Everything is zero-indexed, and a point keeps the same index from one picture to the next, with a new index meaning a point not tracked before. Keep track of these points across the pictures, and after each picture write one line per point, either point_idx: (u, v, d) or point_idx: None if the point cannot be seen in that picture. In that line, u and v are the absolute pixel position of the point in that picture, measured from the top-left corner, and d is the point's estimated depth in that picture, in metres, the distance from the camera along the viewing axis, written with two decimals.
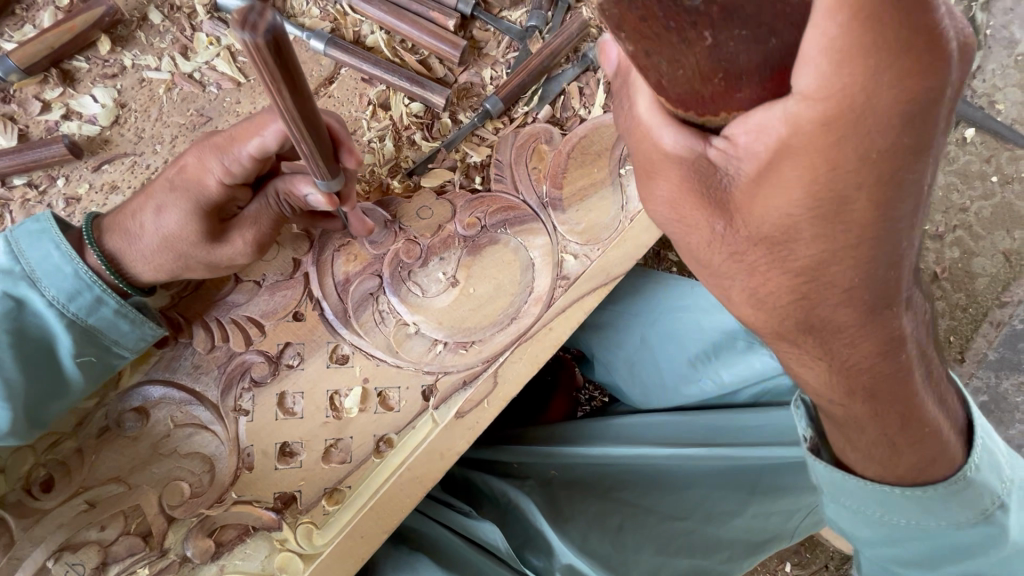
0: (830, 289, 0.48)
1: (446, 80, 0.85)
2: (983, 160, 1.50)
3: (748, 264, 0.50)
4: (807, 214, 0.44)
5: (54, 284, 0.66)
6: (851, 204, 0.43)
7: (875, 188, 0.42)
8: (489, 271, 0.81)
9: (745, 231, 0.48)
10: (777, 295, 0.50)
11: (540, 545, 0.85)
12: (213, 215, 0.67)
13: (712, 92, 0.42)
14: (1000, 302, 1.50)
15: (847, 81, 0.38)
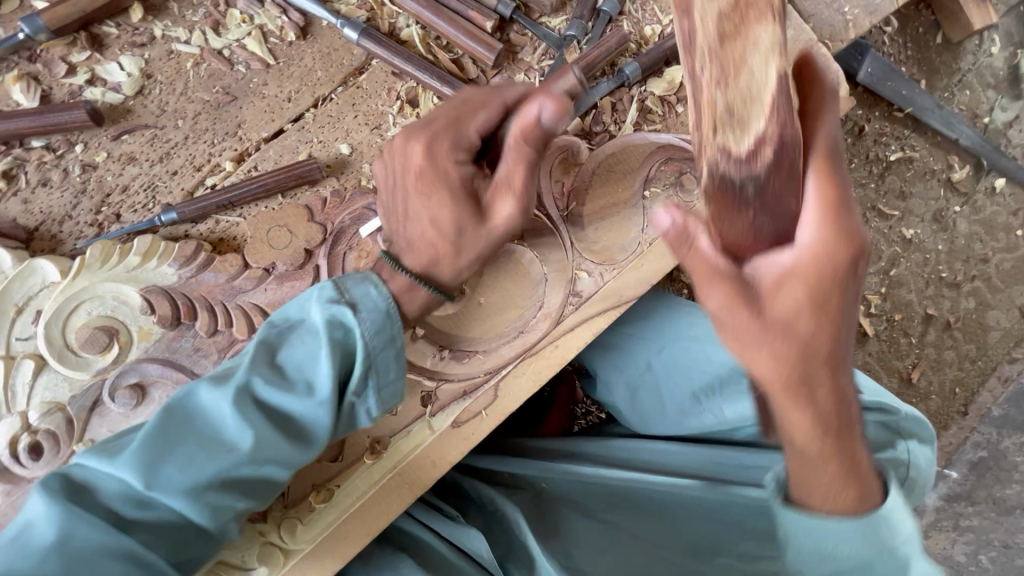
0: (815, 380, 0.57)
1: (477, 81, 0.84)
2: (1010, 213, 1.47)
3: (771, 335, 0.55)
4: (807, 382, 0.57)
5: (370, 315, 0.65)
6: (816, 387, 0.57)
7: (805, 358, 0.56)
8: (501, 282, 0.79)
9: (770, 315, 0.55)
10: (798, 434, 0.60)
11: (522, 557, 0.84)
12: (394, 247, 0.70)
13: (747, 242, 0.57)
14: (1010, 357, 1.48)
15: (829, 251, 0.54)
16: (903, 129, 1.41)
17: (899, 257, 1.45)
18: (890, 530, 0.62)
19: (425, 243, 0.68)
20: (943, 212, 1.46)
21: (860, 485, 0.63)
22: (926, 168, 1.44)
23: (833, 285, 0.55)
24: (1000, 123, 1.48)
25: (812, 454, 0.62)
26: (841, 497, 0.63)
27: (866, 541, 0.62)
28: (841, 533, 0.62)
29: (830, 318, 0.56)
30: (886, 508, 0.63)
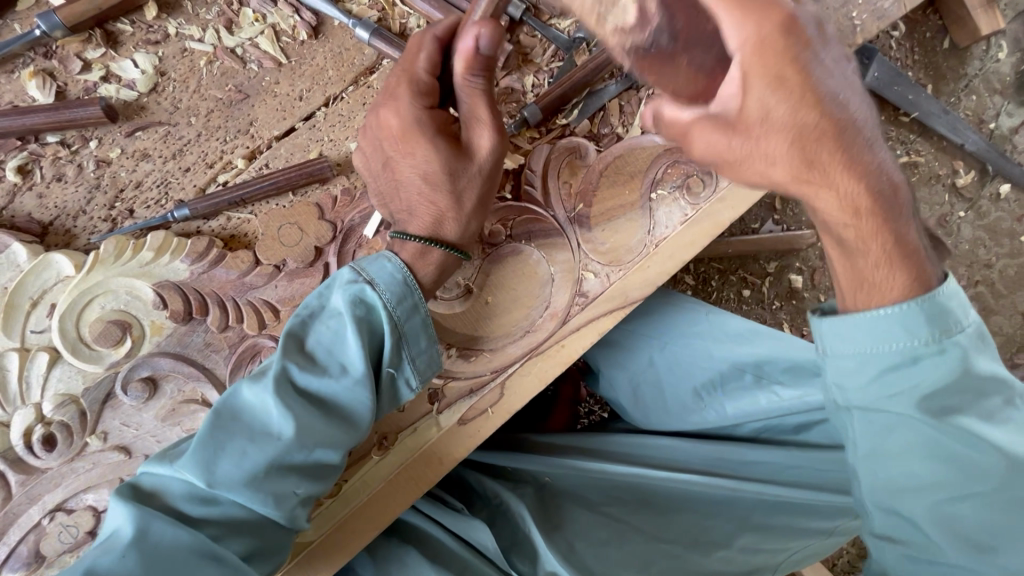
0: (823, 140, 0.55)
1: None
2: (1015, 219, 1.47)
3: (749, 152, 0.57)
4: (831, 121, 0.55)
5: (388, 286, 0.66)
6: (815, 125, 0.55)
7: (799, 87, 0.53)
8: (509, 282, 0.80)
9: (738, 113, 0.54)
10: (818, 132, 0.55)
11: (526, 551, 0.85)
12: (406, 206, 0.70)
13: (699, 91, 0.58)
14: (1011, 363, 1.49)
15: (764, 34, 0.52)
16: (908, 133, 1.42)
17: None
18: (947, 315, 0.57)
19: (425, 200, 0.69)
20: (947, 217, 1.46)
21: (914, 274, 0.59)
22: (931, 173, 1.44)
23: (826, 134, 0.55)
24: (1006, 128, 1.48)
25: (850, 245, 0.61)
26: (882, 292, 0.59)
27: (921, 326, 0.57)
28: (882, 327, 0.58)
29: (841, 179, 0.57)
30: (945, 289, 0.58)
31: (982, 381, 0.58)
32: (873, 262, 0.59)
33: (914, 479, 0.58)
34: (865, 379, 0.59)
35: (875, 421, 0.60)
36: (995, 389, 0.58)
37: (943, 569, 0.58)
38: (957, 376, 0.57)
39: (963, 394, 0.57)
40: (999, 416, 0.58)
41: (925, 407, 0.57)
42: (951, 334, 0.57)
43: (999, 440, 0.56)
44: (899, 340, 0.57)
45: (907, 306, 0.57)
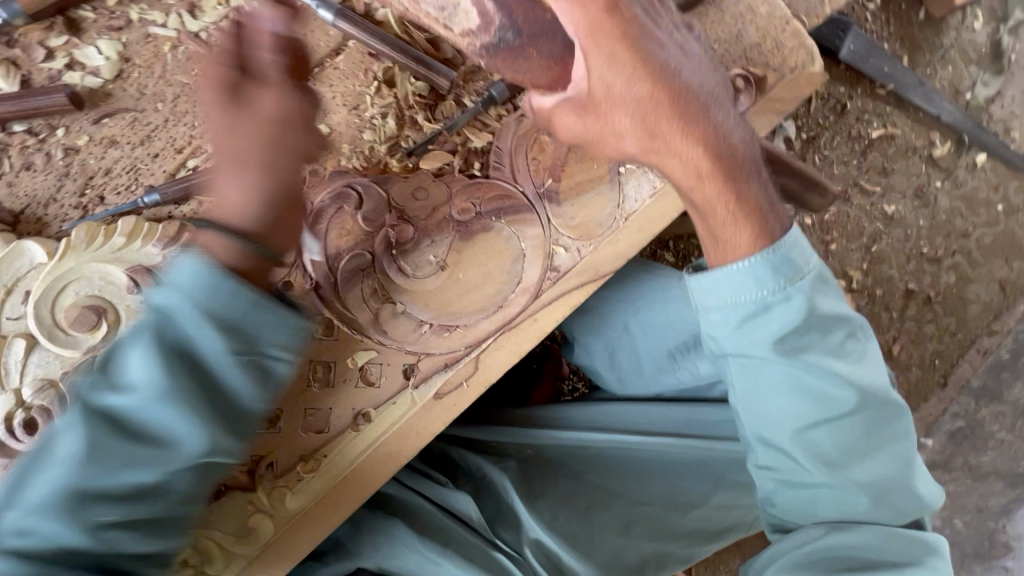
0: (661, 106, 0.66)
1: (453, 61, 0.85)
2: (990, 187, 1.49)
3: (595, 122, 0.69)
4: (670, 105, 0.66)
5: (190, 284, 0.52)
6: (659, 112, 0.66)
7: (642, 99, 0.66)
8: (481, 258, 0.82)
9: (580, 94, 0.68)
10: (647, 99, 0.66)
11: (511, 520, 0.88)
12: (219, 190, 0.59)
13: (555, 75, 0.72)
14: (989, 330, 1.51)
15: (600, 32, 0.62)
16: (884, 106, 1.43)
17: (880, 233, 1.47)
18: (791, 261, 0.67)
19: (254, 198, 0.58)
20: (925, 187, 1.48)
21: (757, 224, 0.69)
22: (907, 145, 1.45)
23: (660, 104, 0.66)
24: (982, 98, 1.49)
25: (703, 207, 0.71)
26: (736, 245, 0.69)
27: (772, 277, 0.66)
28: (738, 284, 0.66)
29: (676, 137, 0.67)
30: (787, 238, 0.68)
31: (828, 319, 0.67)
32: (727, 222, 0.69)
33: (779, 410, 0.68)
34: (729, 328, 0.67)
35: (747, 364, 0.68)
36: (840, 327, 0.68)
37: (815, 489, 0.68)
38: (806, 318, 0.66)
39: (810, 332, 0.66)
40: (840, 350, 0.68)
41: (780, 348, 0.66)
42: (795, 282, 0.66)
43: (844, 371, 0.66)
44: (750, 291, 0.66)
45: (755, 258, 0.66)
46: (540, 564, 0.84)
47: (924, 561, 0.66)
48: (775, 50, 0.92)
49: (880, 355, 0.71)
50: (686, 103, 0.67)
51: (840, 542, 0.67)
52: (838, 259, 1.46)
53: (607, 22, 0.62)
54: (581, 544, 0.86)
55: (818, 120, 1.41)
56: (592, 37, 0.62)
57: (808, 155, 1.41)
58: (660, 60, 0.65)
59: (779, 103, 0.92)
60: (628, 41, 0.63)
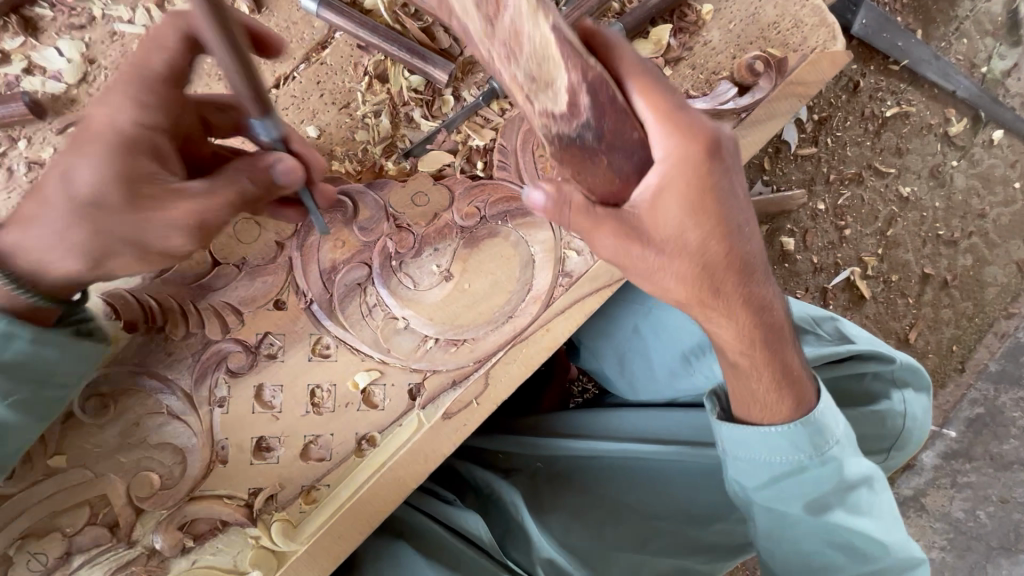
0: (717, 263, 0.58)
1: (450, 52, 0.78)
2: (1007, 165, 1.44)
3: (646, 261, 0.58)
4: (727, 247, 0.58)
5: None
6: (715, 266, 0.58)
7: (706, 224, 0.57)
8: (487, 265, 0.76)
9: (637, 213, 0.57)
10: (718, 256, 0.58)
11: (522, 542, 0.82)
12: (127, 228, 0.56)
13: (618, 188, 0.58)
14: (1007, 313, 1.46)
15: (686, 154, 0.55)
16: (899, 83, 1.36)
17: (895, 216, 1.42)
18: (824, 433, 0.63)
19: (86, 222, 0.56)
20: (940, 167, 1.42)
21: (782, 389, 0.65)
22: (923, 124, 1.39)
23: (728, 270, 0.59)
24: (999, 71, 1.42)
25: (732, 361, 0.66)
26: (772, 408, 0.65)
27: (805, 443, 0.63)
28: (766, 445, 0.64)
29: (722, 318, 0.62)
30: (822, 408, 0.64)
31: (857, 493, 0.64)
32: (773, 405, 0.65)
33: (802, 557, 0.66)
34: (758, 483, 0.65)
35: (774, 514, 0.65)
36: (865, 488, 0.65)
37: None
38: (840, 483, 0.63)
39: (837, 490, 0.63)
40: (866, 506, 0.65)
41: (808, 510, 0.64)
42: (830, 449, 0.63)
43: (869, 529, 0.64)
44: (778, 452, 0.63)
45: (782, 429, 0.63)
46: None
47: None
48: (794, 28, 0.86)
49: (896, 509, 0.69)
50: (744, 267, 0.60)
51: None
52: (852, 245, 1.41)
53: (686, 123, 0.56)
54: (597, 567, 0.81)
55: (831, 100, 1.34)
56: (674, 163, 0.55)
57: (820, 138, 1.35)
58: (727, 188, 0.57)
59: (803, 87, 0.85)
60: (709, 162, 0.56)
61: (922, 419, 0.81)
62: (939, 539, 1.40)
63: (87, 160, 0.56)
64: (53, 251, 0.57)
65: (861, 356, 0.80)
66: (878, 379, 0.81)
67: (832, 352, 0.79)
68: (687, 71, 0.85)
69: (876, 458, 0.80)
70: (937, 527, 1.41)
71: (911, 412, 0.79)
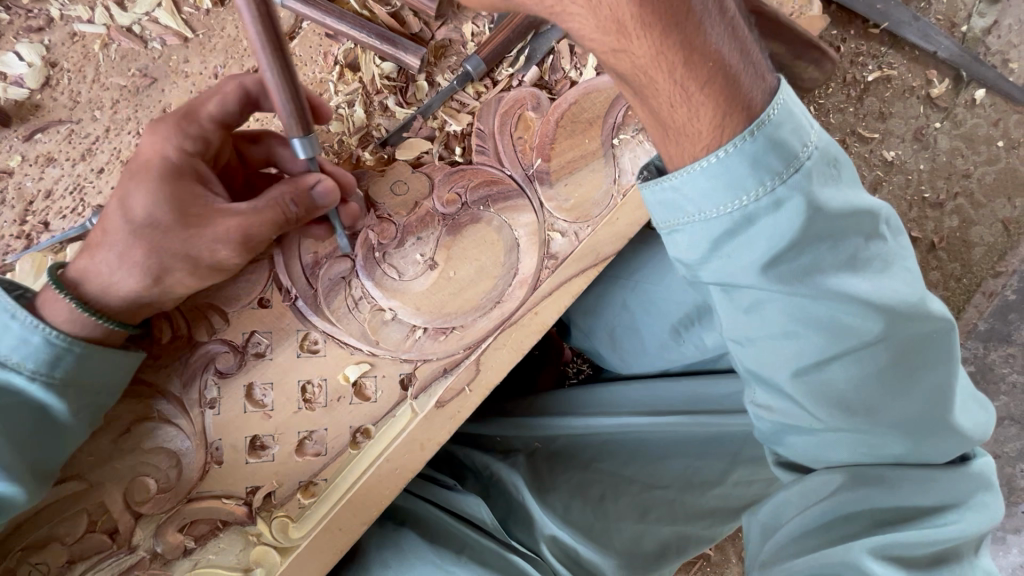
0: None
1: (421, 36, 0.76)
2: (990, 124, 1.43)
3: None
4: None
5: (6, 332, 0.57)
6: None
7: None
8: (471, 251, 0.75)
9: None
10: None
11: (523, 520, 0.84)
12: (175, 252, 0.59)
13: None
14: (994, 272, 1.46)
15: None
16: (880, 46, 1.34)
17: (881, 181, 1.43)
18: (783, 146, 0.51)
19: (144, 243, 0.59)
20: (923, 130, 1.41)
21: (726, 94, 0.52)
22: (905, 87, 1.38)
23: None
24: (979, 30, 1.41)
25: (661, 116, 0.55)
26: (692, 130, 0.53)
27: (751, 177, 0.51)
28: (724, 176, 0.51)
29: (668, 91, 0.53)
30: (773, 117, 0.51)
31: (846, 216, 0.53)
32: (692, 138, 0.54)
33: (776, 349, 0.58)
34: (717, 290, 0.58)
35: (741, 298, 0.57)
36: (862, 220, 0.54)
37: (822, 432, 0.61)
38: (810, 218, 0.52)
39: (817, 242, 0.53)
40: (861, 258, 0.54)
41: (783, 276, 0.54)
42: (787, 179, 0.51)
43: (859, 290, 0.54)
44: (727, 204, 0.52)
45: (735, 147, 0.51)
46: (557, 560, 0.80)
47: (966, 502, 0.59)
48: None
49: (914, 260, 0.58)
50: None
51: (858, 494, 0.61)
52: None
53: None
54: (597, 535, 0.82)
55: None
56: None
57: None
58: None
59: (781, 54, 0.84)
60: None
61: None
62: None
63: (146, 190, 0.59)
64: (104, 274, 0.60)
65: None
66: None
67: None
68: None
69: None
70: None
71: None
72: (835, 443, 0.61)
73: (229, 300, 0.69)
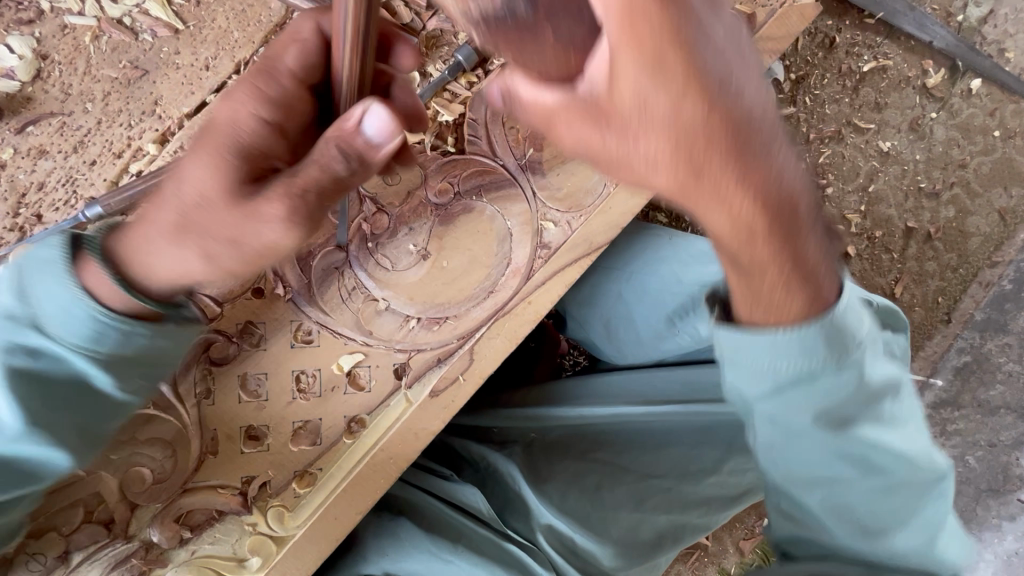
0: (699, 121, 0.41)
1: (412, 26, 0.76)
2: (987, 113, 1.42)
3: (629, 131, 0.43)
4: (705, 136, 0.41)
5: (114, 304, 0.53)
6: (705, 143, 0.42)
7: (700, 138, 0.41)
8: (464, 241, 0.75)
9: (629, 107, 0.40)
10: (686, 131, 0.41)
11: (519, 509, 0.85)
12: (205, 240, 0.51)
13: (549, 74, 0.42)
14: (990, 262, 1.45)
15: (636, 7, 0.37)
16: (876, 36, 1.34)
17: (876, 172, 1.41)
18: (842, 336, 0.51)
19: (174, 226, 0.51)
20: (919, 120, 1.40)
21: (789, 239, 0.48)
22: (900, 77, 1.38)
23: (713, 136, 0.41)
24: (975, 20, 1.40)
25: (748, 267, 0.49)
26: (784, 309, 0.50)
27: (820, 345, 0.51)
28: (793, 344, 0.50)
29: (767, 259, 0.48)
30: (843, 304, 0.51)
31: (873, 383, 0.56)
32: (773, 288, 0.50)
33: (806, 464, 0.58)
34: (758, 391, 0.54)
35: (777, 424, 0.56)
36: (879, 390, 0.57)
37: (834, 555, 0.60)
38: (857, 388, 0.54)
39: (849, 401, 0.55)
40: (889, 418, 0.58)
41: (829, 425, 0.55)
42: (849, 356, 0.52)
43: (885, 444, 0.57)
44: (794, 360, 0.51)
45: (799, 330, 0.50)
46: (553, 548, 0.81)
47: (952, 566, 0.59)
48: None
49: (920, 410, 0.61)
50: (751, 137, 0.42)
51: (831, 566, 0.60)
52: (836, 204, 1.40)
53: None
54: (593, 525, 0.83)
55: (808, 58, 1.33)
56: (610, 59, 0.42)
57: (798, 97, 1.34)
58: (703, 20, 0.40)
59: (774, 42, 0.83)
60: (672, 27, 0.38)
61: None
62: None
63: (203, 166, 0.52)
64: (174, 259, 0.52)
65: None
66: None
67: None
68: None
69: None
70: None
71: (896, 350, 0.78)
72: (837, 556, 0.61)
73: (223, 292, 0.69)
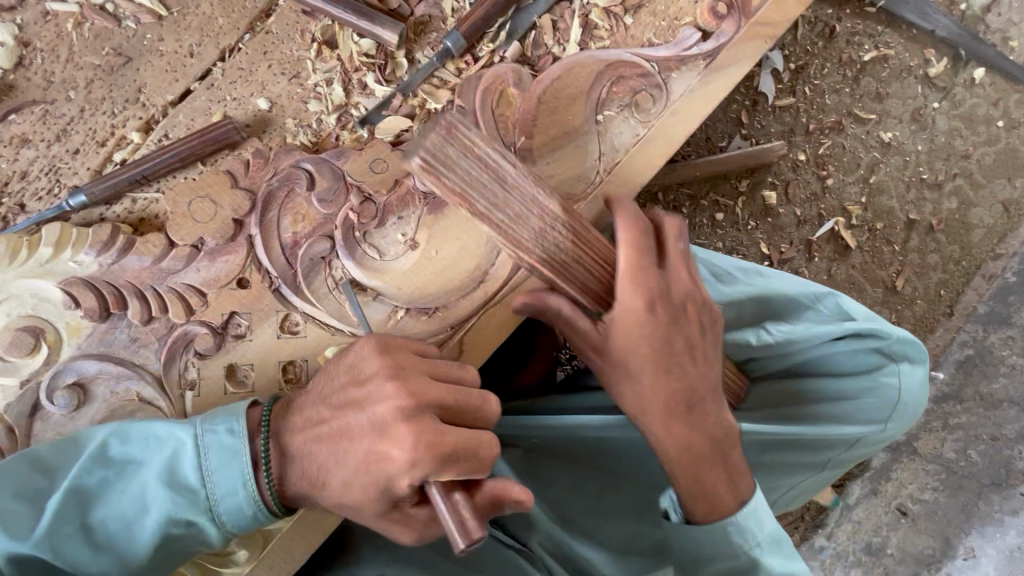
0: (687, 368, 0.74)
1: (400, 12, 0.76)
2: (991, 103, 1.40)
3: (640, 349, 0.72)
4: (690, 413, 0.73)
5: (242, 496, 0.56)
6: (687, 370, 0.74)
7: (679, 387, 0.73)
8: (453, 231, 0.74)
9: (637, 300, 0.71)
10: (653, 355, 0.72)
11: (523, 519, 0.82)
12: (385, 445, 0.53)
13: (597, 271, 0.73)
14: (993, 255, 1.43)
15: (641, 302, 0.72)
16: (876, 25, 1.32)
17: (878, 163, 1.38)
18: (744, 531, 0.72)
19: (372, 481, 0.54)
20: (922, 110, 1.38)
21: (728, 483, 0.73)
22: (902, 66, 1.35)
23: (685, 357, 0.73)
24: (978, 8, 1.38)
25: (696, 454, 0.73)
26: (719, 501, 0.72)
27: (729, 539, 0.72)
28: (714, 540, 0.72)
29: (709, 480, 0.72)
30: (749, 508, 0.73)
31: (775, 539, 0.74)
32: (727, 487, 0.73)
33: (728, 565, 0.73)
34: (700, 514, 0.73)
35: (718, 535, 0.72)
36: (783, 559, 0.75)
37: None
38: (761, 533, 0.73)
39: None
40: (779, 550, 0.75)
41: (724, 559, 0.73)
42: (747, 548, 0.73)
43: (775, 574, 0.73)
44: (719, 549, 0.73)
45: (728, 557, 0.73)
46: (550, 553, 0.81)
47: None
48: None
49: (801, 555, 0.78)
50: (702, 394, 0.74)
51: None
52: (836, 195, 1.37)
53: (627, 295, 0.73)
54: (593, 535, 0.84)
55: (807, 47, 1.31)
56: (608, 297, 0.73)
57: (797, 87, 1.32)
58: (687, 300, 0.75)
59: (769, 27, 0.80)
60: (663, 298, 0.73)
61: (915, 392, 0.84)
62: (931, 481, 1.32)
63: (350, 486, 0.55)
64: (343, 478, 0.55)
65: (859, 333, 0.82)
66: (878, 353, 0.83)
67: (829, 331, 0.82)
68: (648, 19, 0.80)
69: (871, 428, 0.83)
70: (930, 469, 1.33)
71: (905, 384, 0.83)
72: None
73: (209, 282, 0.68)
